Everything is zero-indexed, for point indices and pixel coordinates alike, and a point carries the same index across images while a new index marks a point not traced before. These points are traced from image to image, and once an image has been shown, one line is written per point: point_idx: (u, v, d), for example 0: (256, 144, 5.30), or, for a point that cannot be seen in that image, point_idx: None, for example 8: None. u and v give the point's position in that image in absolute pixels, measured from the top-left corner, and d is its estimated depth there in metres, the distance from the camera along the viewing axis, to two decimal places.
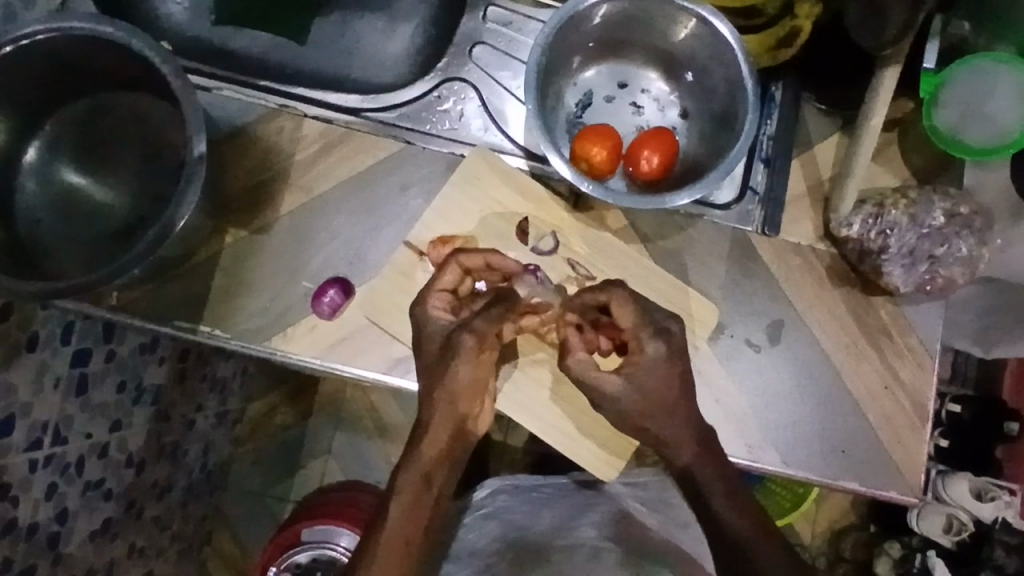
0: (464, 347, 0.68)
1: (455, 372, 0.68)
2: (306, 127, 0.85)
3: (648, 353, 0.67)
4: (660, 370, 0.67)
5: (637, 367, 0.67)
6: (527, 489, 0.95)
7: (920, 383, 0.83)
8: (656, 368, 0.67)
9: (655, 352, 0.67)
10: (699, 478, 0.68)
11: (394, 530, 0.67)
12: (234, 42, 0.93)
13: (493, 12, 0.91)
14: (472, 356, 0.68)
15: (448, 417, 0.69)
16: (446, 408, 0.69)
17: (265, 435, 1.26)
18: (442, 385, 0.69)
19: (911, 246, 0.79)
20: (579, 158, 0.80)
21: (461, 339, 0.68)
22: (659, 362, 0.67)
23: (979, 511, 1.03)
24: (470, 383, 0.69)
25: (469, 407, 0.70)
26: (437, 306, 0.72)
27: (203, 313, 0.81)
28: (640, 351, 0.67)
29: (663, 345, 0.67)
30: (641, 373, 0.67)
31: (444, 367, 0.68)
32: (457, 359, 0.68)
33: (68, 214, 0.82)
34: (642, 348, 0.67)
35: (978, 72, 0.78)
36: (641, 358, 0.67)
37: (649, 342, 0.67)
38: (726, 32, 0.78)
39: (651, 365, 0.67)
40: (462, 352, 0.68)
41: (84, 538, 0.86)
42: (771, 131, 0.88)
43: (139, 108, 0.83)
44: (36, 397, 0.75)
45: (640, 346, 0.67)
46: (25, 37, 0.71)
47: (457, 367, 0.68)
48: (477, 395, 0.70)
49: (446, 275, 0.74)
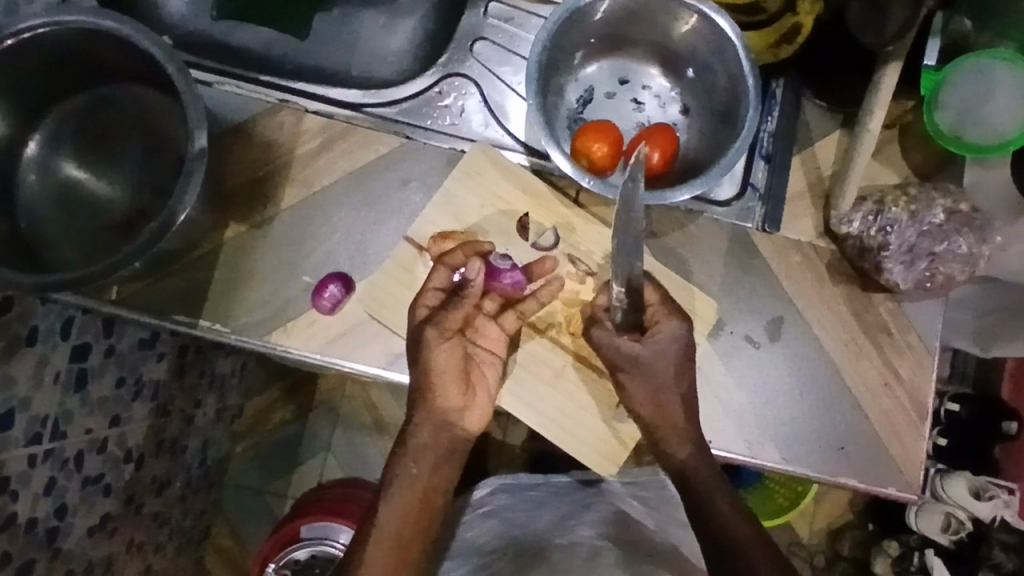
0: (428, 337, 0.71)
1: (429, 361, 0.72)
2: (307, 122, 0.85)
3: (669, 326, 0.72)
4: (676, 344, 0.72)
5: (655, 339, 0.72)
6: (527, 487, 0.97)
7: (919, 381, 0.83)
8: (672, 345, 0.71)
9: (674, 329, 0.72)
10: (695, 472, 0.71)
11: (387, 521, 0.70)
12: (234, 36, 0.92)
13: (494, 8, 0.90)
14: (439, 344, 0.72)
15: (432, 409, 0.72)
16: (424, 404, 0.72)
17: (263, 432, 1.25)
18: (421, 377, 0.72)
19: (911, 244, 0.79)
20: (580, 154, 0.79)
21: (424, 331, 0.71)
22: (677, 338, 0.72)
23: (977, 510, 1.03)
24: (449, 371, 0.72)
25: (448, 399, 0.73)
26: (423, 304, 0.73)
27: (202, 308, 0.80)
28: (660, 325, 0.72)
29: (681, 324, 0.72)
30: (659, 345, 0.71)
31: (419, 356, 0.72)
32: (429, 349, 0.71)
33: (68, 208, 0.81)
34: (660, 323, 0.72)
35: (978, 70, 0.78)
36: (661, 331, 0.71)
37: (669, 319, 0.72)
38: (727, 28, 0.77)
39: (667, 338, 0.72)
40: (427, 342, 0.71)
41: (83, 533, 0.86)
42: (772, 128, 0.88)
43: (140, 102, 0.83)
44: (36, 391, 0.74)
45: (661, 319, 0.72)
46: (27, 31, 0.71)
47: (430, 358, 0.72)
48: (459, 384, 0.73)
49: (436, 276, 0.74)
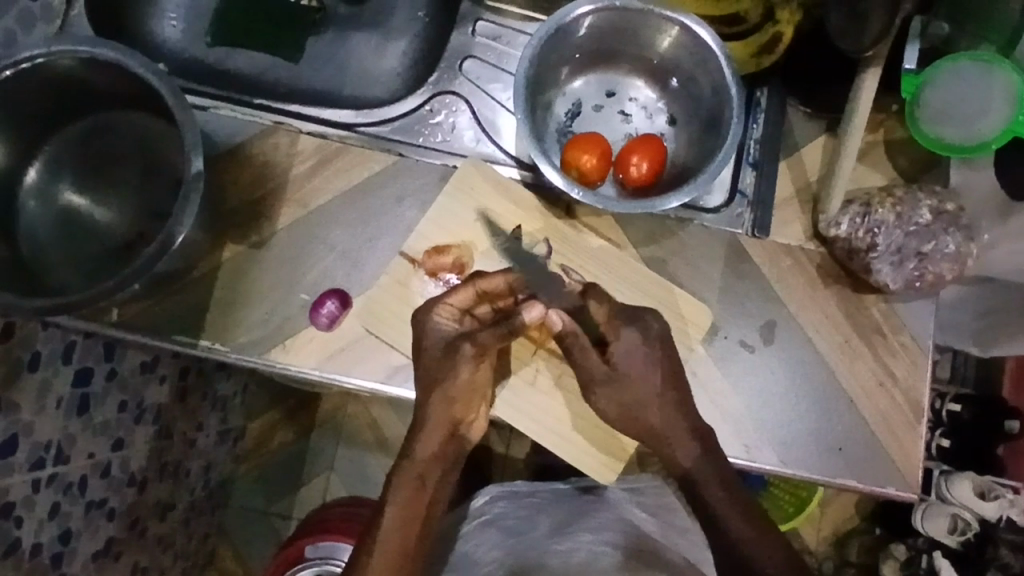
0: (465, 353, 0.70)
1: (458, 376, 0.71)
2: (302, 143, 0.86)
3: (624, 339, 0.72)
4: (637, 353, 0.72)
5: (617, 353, 0.71)
6: (526, 495, 0.96)
7: (914, 381, 0.83)
8: (634, 353, 0.71)
9: (630, 338, 0.72)
10: (704, 470, 0.71)
11: (390, 530, 0.70)
12: (228, 62, 0.94)
13: (483, 27, 0.92)
14: (472, 363, 0.71)
15: (444, 417, 0.72)
16: (440, 415, 0.72)
17: (266, 452, 1.26)
18: (441, 386, 0.71)
19: (899, 244, 0.80)
20: (570, 166, 0.81)
21: (461, 346, 0.70)
22: (635, 347, 0.72)
23: (983, 510, 1.03)
24: (473, 388, 0.72)
25: (466, 412, 0.73)
26: (441, 318, 0.72)
27: (202, 328, 0.81)
28: (615, 338, 0.72)
29: (636, 332, 0.72)
30: (621, 359, 0.71)
31: (447, 369, 0.71)
32: (460, 367, 0.70)
33: (68, 234, 0.82)
34: (618, 333, 0.72)
35: (947, 84, 0.80)
36: (617, 344, 0.72)
37: (622, 328, 0.72)
38: (708, 38, 0.79)
39: (631, 348, 0.72)
40: (464, 359, 0.70)
41: (87, 558, 0.86)
42: (758, 135, 0.89)
43: (138, 127, 0.84)
44: (38, 415, 0.75)
45: (614, 332, 0.72)
46: (26, 61, 0.72)
47: (459, 373, 0.71)
48: (479, 397, 0.73)
49: (457, 295, 0.73)
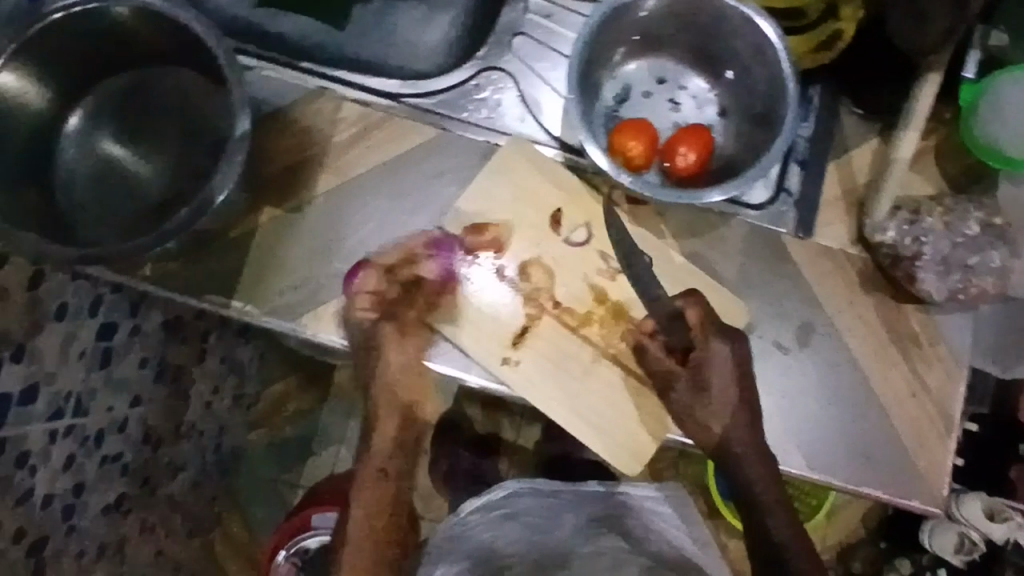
0: (389, 329, 0.78)
1: (389, 356, 0.78)
2: (345, 110, 0.85)
3: (715, 352, 0.77)
4: (724, 367, 0.77)
5: (707, 364, 0.77)
6: (550, 493, 0.89)
7: (947, 392, 0.82)
8: (724, 367, 0.77)
9: (721, 351, 0.77)
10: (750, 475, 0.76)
11: (358, 509, 0.79)
12: (271, 23, 0.93)
13: (535, 3, 0.90)
14: (399, 339, 0.78)
15: (391, 402, 0.81)
16: (388, 399, 0.81)
17: (280, 420, 1.26)
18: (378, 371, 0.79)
19: (945, 254, 0.79)
20: (616, 152, 0.79)
21: (385, 327, 0.78)
22: (725, 362, 0.77)
23: (990, 531, 1.02)
24: (409, 368, 0.79)
25: (410, 394, 0.81)
26: (359, 307, 0.79)
27: (234, 289, 0.80)
28: (708, 348, 0.77)
29: (728, 346, 0.77)
30: (711, 373, 0.77)
31: (377, 350, 0.79)
32: (391, 346, 0.78)
33: (104, 186, 0.82)
34: (709, 344, 0.77)
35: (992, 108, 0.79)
36: (710, 356, 0.77)
37: (714, 340, 0.77)
38: (769, 31, 0.77)
39: (718, 360, 0.77)
40: (388, 337, 0.78)
41: (98, 512, 0.85)
42: (806, 134, 0.88)
43: (181, 83, 0.83)
44: (61, 365, 0.75)
45: (706, 342, 0.77)
46: (78, 5, 0.71)
47: (390, 352, 0.78)
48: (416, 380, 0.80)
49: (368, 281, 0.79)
